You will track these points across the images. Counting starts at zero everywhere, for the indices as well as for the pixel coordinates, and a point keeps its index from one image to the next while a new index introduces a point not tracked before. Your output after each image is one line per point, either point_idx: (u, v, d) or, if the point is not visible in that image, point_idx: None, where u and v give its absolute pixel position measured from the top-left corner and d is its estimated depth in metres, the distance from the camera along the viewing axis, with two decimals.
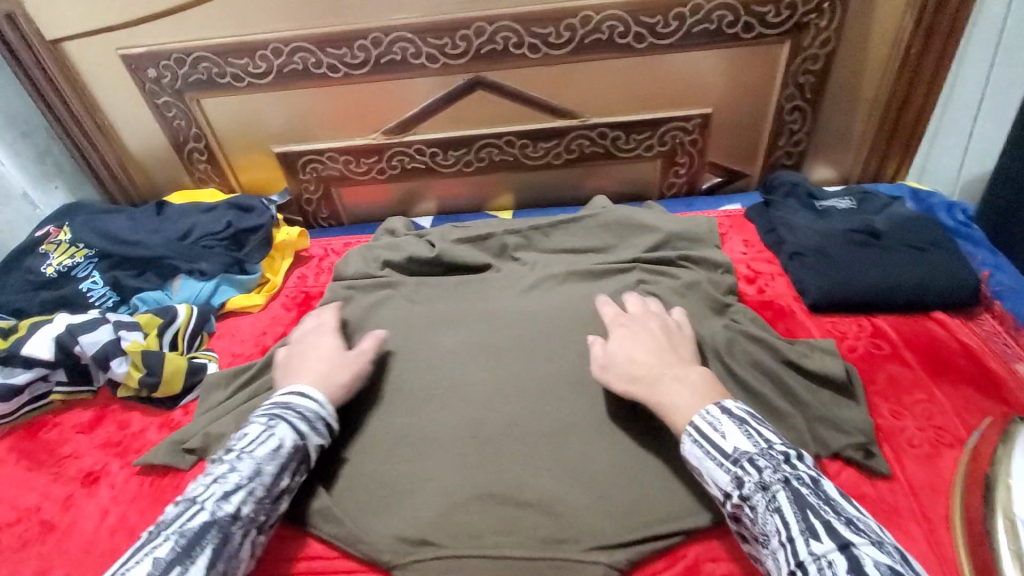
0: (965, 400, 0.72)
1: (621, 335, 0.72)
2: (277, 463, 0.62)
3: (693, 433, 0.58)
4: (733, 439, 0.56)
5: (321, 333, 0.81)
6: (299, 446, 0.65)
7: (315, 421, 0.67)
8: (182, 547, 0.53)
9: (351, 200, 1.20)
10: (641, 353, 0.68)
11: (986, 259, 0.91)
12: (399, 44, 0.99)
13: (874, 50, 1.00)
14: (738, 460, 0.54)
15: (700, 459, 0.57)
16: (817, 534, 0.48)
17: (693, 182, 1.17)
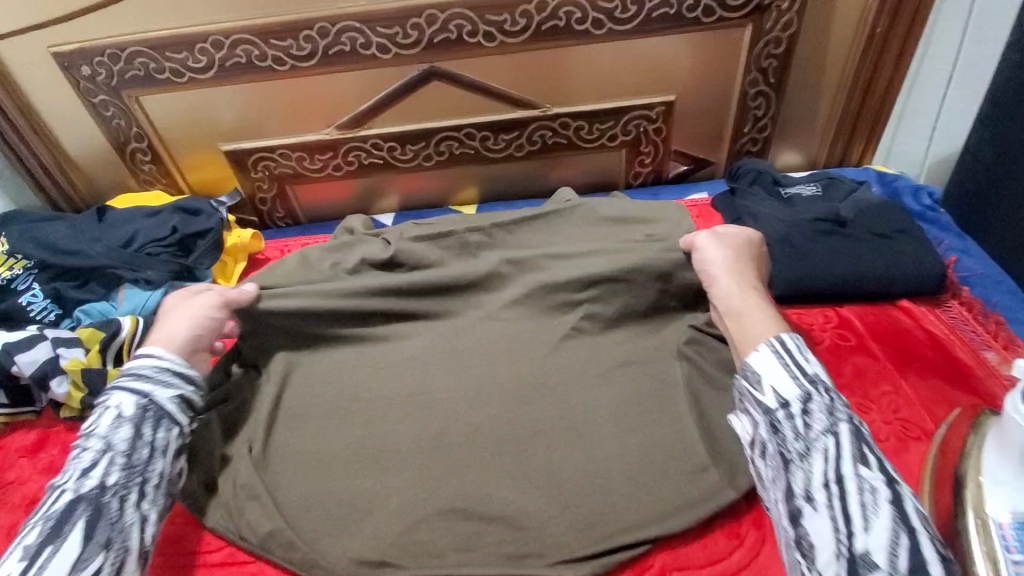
0: (931, 391, 0.71)
1: (747, 252, 0.75)
2: (125, 426, 0.61)
3: (779, 347, 0.60)
4: (815, 366, 0.59)
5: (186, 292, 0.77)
6: (150, 404, 0.64)
7: (163, 374, 0.66)
8: (48, 530, 0.53)
9: (308, 198, 1.16)
10: (750, 262, 0.74)
11: (950, 244, 0.89)
12: (348, 34, 0.94)
13: (836, 32, 0.98)
14: (813, 383, 0.57)
15: (774, 368, 0.59)
16: (867, 463, 0.52)
17: (659, 170, 1.14)
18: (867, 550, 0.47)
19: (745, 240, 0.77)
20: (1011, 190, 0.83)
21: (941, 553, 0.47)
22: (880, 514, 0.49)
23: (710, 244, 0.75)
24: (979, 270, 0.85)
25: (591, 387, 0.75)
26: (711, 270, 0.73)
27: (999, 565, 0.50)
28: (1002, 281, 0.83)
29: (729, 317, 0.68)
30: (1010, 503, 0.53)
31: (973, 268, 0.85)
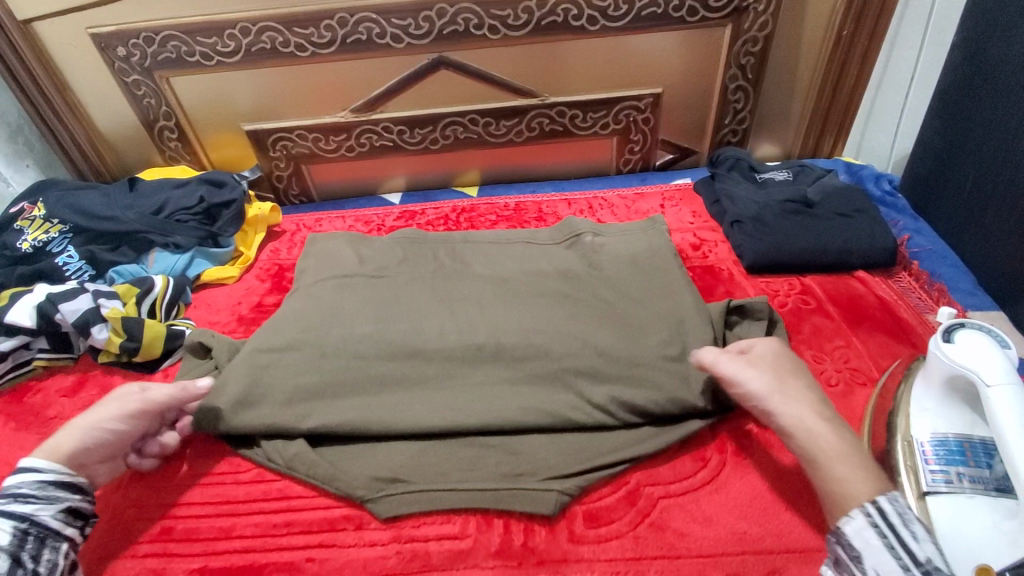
0: (878, 345, 0.81)
1: (774, 367, 0.64)
2: (4, 556, 0.56)
3: (873, 516, 0.52)
4: (927, 547, 0.50)
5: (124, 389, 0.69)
6: (28, 524, 0.59)
7: (28, 493, 0.60)
8: None
9: (322, 176, 1.25)
10: (801, 380, 0.63)
11: (905, 224, 1.00)
12: (365, 25, 1.03)
13: (808, 32, 1.08)
14: (928, 569, 0.49)
15: (870, 543, 0.51)
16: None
17: (647, 158, 1.24)
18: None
19: (774, 361, 0.65)
20: (957, 175, 0.94)
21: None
22: None
23: (748, 375, 0.64)
24: (928, 247, 0.95)
25: None
26: (759, 404, 0.62)
27: (920, 474, 0.61)
28: (947, 257, 0.94)
29: (805, 467, 0.59)
30: (931, 424, 0.64)
31: (922, 245, 0.96)
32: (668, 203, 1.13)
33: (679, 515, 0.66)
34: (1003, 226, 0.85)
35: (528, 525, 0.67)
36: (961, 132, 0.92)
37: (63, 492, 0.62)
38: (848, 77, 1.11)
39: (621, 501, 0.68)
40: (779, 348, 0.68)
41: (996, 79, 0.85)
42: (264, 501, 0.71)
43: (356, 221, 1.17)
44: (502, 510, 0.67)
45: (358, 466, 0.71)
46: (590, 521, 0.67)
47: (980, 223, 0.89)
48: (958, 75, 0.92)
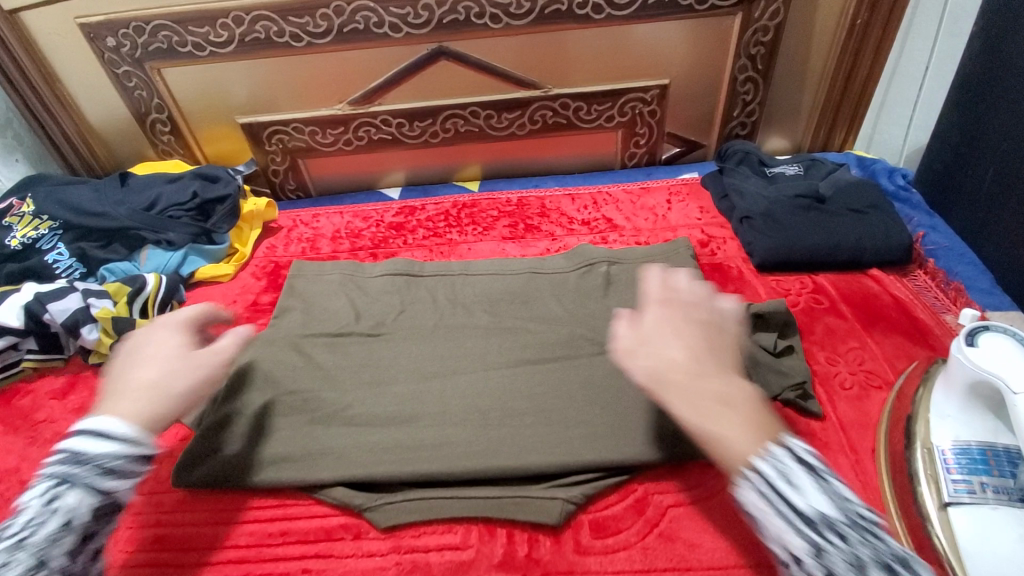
0: (894, 347, 0.78)
1: (658, 319, 0.52)
2: (65, 544, 0.47)
3: (756, 479, 0.42)
4: (813, 497, 0.40)
5: (166, 330, 0.62)
6: (105, 507, 0.50)
7: (120, 467, 0.50)
8: None
9: (319, 171, 1.22)
10: (679, 329, 0.51)
11: (920, 221, 0.97)
12: (362, 13, 1.00)
13: (821, 21, 1.04)
14: (820, 526, 0.39)
15: (759, 510, 0.41)
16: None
17: (653, 152, 1.21)
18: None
19: (653, 312, 0.53)
20: (974, 169, 0.91)
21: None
22: None
23: (629, 332, 0.52)
24: (943, 244, 0.93)
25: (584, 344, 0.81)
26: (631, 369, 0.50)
27: (942, 484, 0.59)
28: (963, 254, 0.91)
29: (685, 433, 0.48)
30: (952, 431, 0.61)
31: (938, 242, 0.93)
32: (674, 199, 1.10)
33: (689, 525, 0.64)
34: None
35: (532, 535, 0.65)
36: (980, 125, 0.89)
37: (145, 458, 0.52)
38: (862, 68, 1.08)
39: (628, 510, 0.66)
40: (655, 292, 0.55)
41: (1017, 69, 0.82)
42: (260, 509, 0.69)
43: (354, 217, 1.14)
44: (505, 519, 0.65)
45: (356, 473, 0.68)
46: (596, 530, 0.64)
47: (998, 220, 0.87)
48: (976, 65, 0.89)
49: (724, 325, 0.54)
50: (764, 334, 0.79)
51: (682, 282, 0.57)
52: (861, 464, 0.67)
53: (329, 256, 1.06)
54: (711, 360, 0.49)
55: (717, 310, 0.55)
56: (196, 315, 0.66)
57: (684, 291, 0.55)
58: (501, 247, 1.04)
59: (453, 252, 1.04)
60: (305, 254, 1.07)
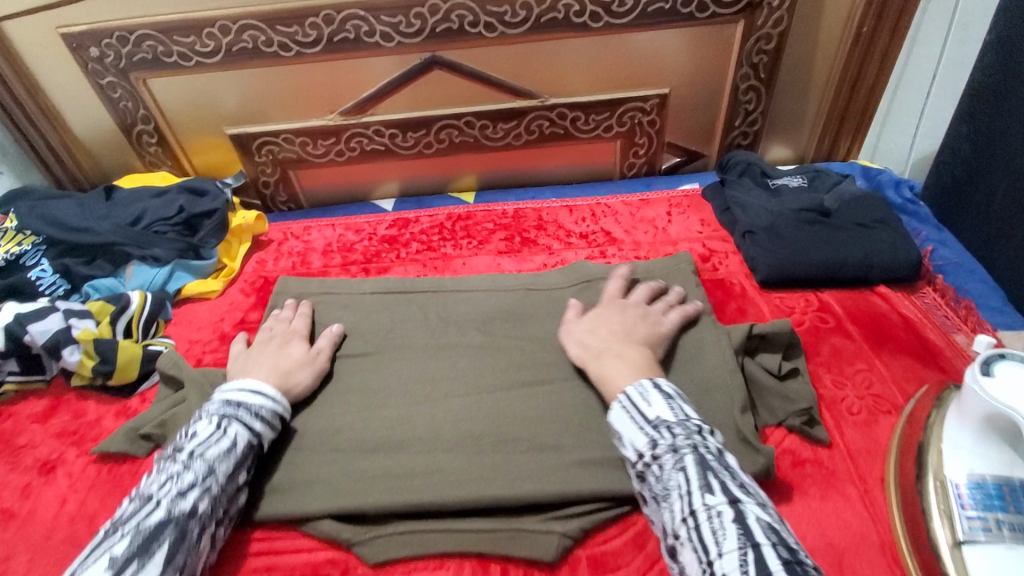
0: (903, 369, 0.75)
1: (599, 309, 0.77)
2: (230, 461, 0.61)
3: (623, 400, 0.61)
4: (658, 408, 0.59)
5: (288, 337, 0.80)
6: (253, 444, 0.65)
7: (266, 414, 0.67)
8: (138, 545, 0.51)
9: (311, 182, 1.19)
10: (610, 312, 0.76)
11: (928, 235, 0.94)
12: (353, 22, 0.97)
13: (825, 29, 1.01)
14: (658, 425, 0.58)
15: (622, 421, 0.60)
16: (712, 489, 0.51)
17: (652, 162, 1.18)
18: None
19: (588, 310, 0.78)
20: (985, 182, 0.88)
21: (788, 557, 0.46)
22: (729, 537, 0.48)
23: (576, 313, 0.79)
24: (953, 259, 0.90)
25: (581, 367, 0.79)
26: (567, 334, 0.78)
27: (955, 520, 0.55)
28: (974, 270, 0.88)
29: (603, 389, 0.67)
30: (966, 464, 0.58)
31: (947, 258, 0.90)
32: (675, 211, 1.07)
33: None
34: None
35: (528, 572, 0.62)
36: (992, 135, 0.86)
37: (285, 408, 0.70)
38: (867, 77, 1.05)
39: (628, 545, 0.63)
40: (609, 294, 0.80)
41: None
42: (242, 544, 0.66)
43: (346, 230, 1.11)
44: (500, 554, 0.63)
45: (344, 505, 0.66)
46: (595, 567, 0.62)
47: (1011, 236, 0.84)
48: (988, 75, 0.86)
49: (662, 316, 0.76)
50: (768, 355, 0.76)
51: (638, 291, 0.80)
52: (870, 495, 0.64)
53: (320, 271, 1.03)
54: (629, 334, 0.72)
55: (653, 304, 0.78)
56: (308, 325, 0.85)
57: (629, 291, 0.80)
58: (497, 261, 1.01)
59: (448, 266, 1.01)
60: (296, 269, 1.04)
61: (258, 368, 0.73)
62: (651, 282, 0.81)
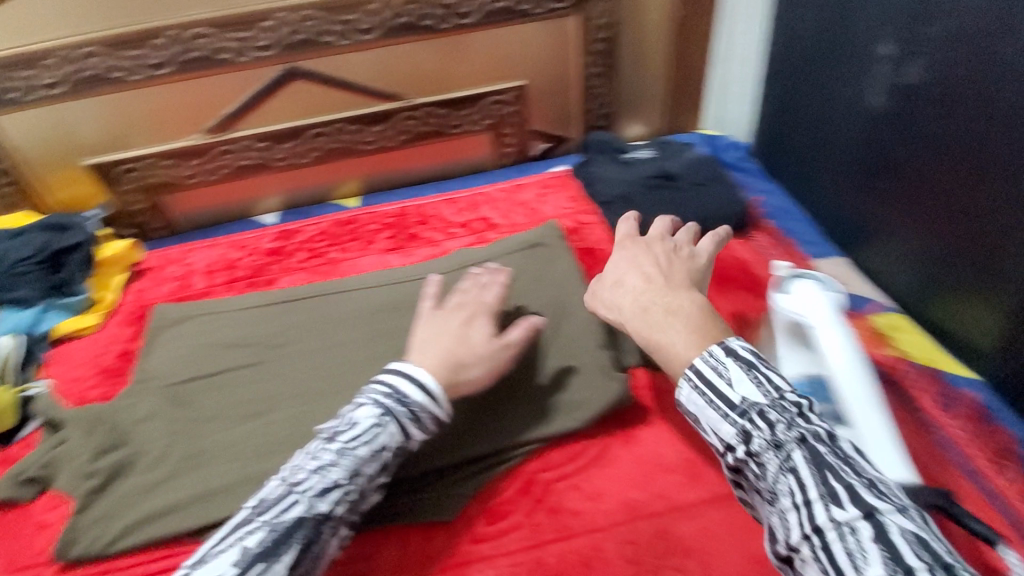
0: (740, 302, 0.87)
1: (621, 257, 0.69)
2: (376, 463, 0.60)
3: (693, 378, 0.51)
4: (742, 388, 0.49)
5: (468, 314, 0.71)
6: (402, 445, 0.62)
7: (424, 417, 0.62)
8: (268, 544, 0.52)
9: (189, 205, 1.16)
10: (628, 262, 0.68)
11: (757, 187, 1.08)
12: (200, 40, 0.98)
13: (649, 16, 1.14)
14: (748, 411, 0.47)
15: (698, 404, 0.50)
16: (839, 500, 0.42)
17: (523, 150, 1.26)
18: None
19: (462, 323, 0.70)
20: (794, 137, 1.02)
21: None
22: (870, 560, 0.39)
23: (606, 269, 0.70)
24: (779, 205, 1.04)
25: None
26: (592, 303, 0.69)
27: None
28: (794, 212, 1.03)
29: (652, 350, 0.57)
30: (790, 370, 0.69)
31: (773, 204, 1.04)
32: (547, 192, 1.16)
33: (573, 495, 0.68)
34: (836, 179, 0.94)
35: (427, 534, 0.66)
36: (791, 95, 1.00)
37: (443, 405, 0.63)
38: (691, 56, 1.19)
39: (516, 493, 0.69)
40: (628, 244, 0.71)
41: (812, 47, 0.93)
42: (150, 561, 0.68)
43: (230, 248, 1.10)
44: (401, 523, 0.67)
45: None
46: (488, 517, 0.67)
47: (820, 180, 0.98)
48: (780, 45, 1.00)
49: (693, 256, 0.68)
50: None
51: (656, 226, 0.74)
52: None
53: (204, 292, 1.02)
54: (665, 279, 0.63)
55: (671, 243, 0.70)
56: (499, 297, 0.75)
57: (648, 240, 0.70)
58: (383, 259, 1.05)
59: (335, 270, 1.03)
60: (180, 293, 1.02)
61: (433, 355, 0.65)
62: (628, 216, 0.77)
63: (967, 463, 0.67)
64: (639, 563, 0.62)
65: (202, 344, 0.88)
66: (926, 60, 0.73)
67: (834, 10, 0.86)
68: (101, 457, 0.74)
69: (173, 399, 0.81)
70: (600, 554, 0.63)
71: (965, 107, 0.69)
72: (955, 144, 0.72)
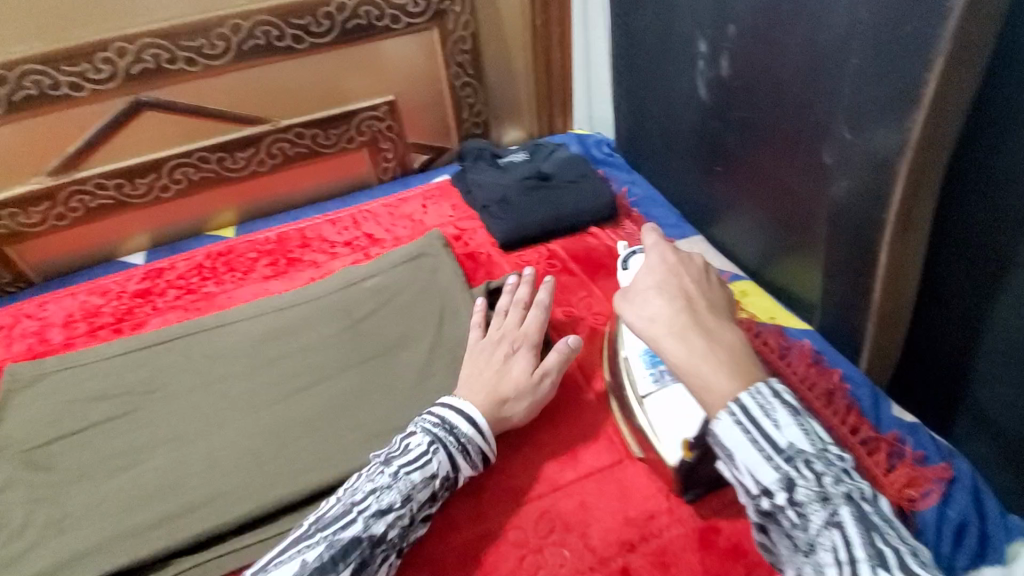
0: (613, 288, 0.93)
1: (659, 267, 0.58)
2: (427, 490, 0.63)
3: (736, 413, 0.46)
4: (789, 433, 0.45)
5: (522, 344, 0.76)
6: (451, 475, 0.65)
7: (472, 448, 0.66)
8: (332, 556, 0.55)
9: (39, 255, 1.07)
10: (675, 277, 0.56)
11: (622, 178, 1.15)
12: (30, 78, 0.91)
13: (507, 26, 1.19)
14: (793, 457, 0.44)
15: (737, 440, 0.45)
16: (889, 565, 0.40)
17: (404, 163, 1.26)
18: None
19: (503, 357, 0.74)
20: (644, 131, 1.10)
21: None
22: None
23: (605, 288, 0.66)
24: (643, 193, 1.12)
25: (354, 363, 0.84)
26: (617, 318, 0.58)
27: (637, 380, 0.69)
28: (657, 198, 1.11)
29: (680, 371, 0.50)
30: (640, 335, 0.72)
31: (638, 193, 1.12)
32: (430, 203, 1.17)
33: (461, 493, 0.70)
34: (683, 164, 1.02)
35: None
36: (636, 91, 1.07)
37: (490, 444, 0.68)
38: (554, 61, 1.25)
39: None
40: (657, 253, 0.59)
41: (642, 48, 1.00)
42: None
43: (91, 294, 1.03)
44: None
45: (121, 563, 0.65)
46: None
47: (671, 168, 1.06)
48: (619, 46, 1.06)
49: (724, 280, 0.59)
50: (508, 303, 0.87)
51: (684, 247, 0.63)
52: (592, 392, 0.80)
53: (64, 345, 0.95)
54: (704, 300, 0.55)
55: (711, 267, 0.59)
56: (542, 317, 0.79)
57: (686, 256, 0.59)
58: (264, 286, 1.02)
59: (212, 305, 0.99)
60: (34, 350, 0.94)
61: (479, 391, 0.70)
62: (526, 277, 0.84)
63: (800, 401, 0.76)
64: (525, 544, 0.66)
65: (64, 401, 0.82)
66: (730, 54, 0.81)
67: (655, 15, 0.93)
68: None
69: (30, 465, 0.75)
70: (489, 542, 0.66)
71: (766, 93, 0.78)
72: (765, 125, 0.80)
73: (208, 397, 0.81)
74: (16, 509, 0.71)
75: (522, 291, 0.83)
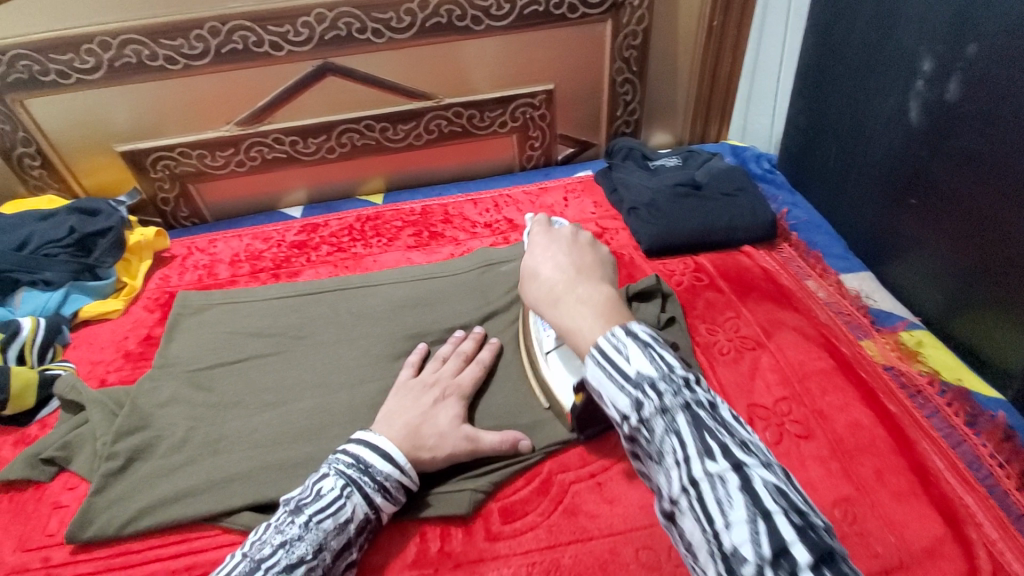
0: (765, 312, 0.86)
1: (540, 249, 0.62)
2: (343, 536, 0.58)
3: (594, 356, 0.44)
4: (636, 362, 0.42)
5: (447, 395, 0.72)
6: (370, 516, 0.61)
7: (390, 486, 0.62)
8: None
9: (214, 195, 1.18)
10: (555, 254, 0.61)
11: (783, 199, 1.09)
12: (239, 33, 0.99)
13: (682, 24, 1.14)
14: (640, 382, 0.41)
15: (597, 380, 0.44)
16: (713, 453, 0.38)
17: (549, 154, 1.26)
18: (733, 553, 0.35)
19: (432, 400, 0.70)
20: (820, 149, 1.02)
21: (801, 522, 0.35)
22: (736, 505, 0.36)
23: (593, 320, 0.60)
24: (804, 218, 1.05)
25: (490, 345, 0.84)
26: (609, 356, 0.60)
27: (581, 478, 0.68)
28: (821, 226, 1.03)
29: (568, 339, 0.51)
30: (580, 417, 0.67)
31: (799, 217, 1.05)
32: (571, 196, 1.16)
33: (590, 498, 0.68)
34: (863, 194, 0.93)
35: (444, 529, 0.66)
36: (820, 109, 1.00)
37: (411, 478, 0.64)
38: (724, 65, 1.18)
39: (534, 492, 0.69)
40: (537, 238, 0.65)
41: (842, 61, 0.93)
42: (161, 546, 0.68)
43: (254, 239, 1.11)
44: (416, 518, 0.66)
45: (263, 495, 0.69)
46: (504, 516, 0.67)
47: (847, 194, 0.97)
48: (811, 56, 1.00)
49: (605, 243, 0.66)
50: (647, 308, 0.84)
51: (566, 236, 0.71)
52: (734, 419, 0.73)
53: (228, 281, 1.03)
54: (581, 267, 0.58)
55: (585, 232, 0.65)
56: (473, 380, 0.75)
57: (560, 233, 0.64)
58: (407, 255, 1.05)
59: (359, 265, 1.04)
60: (202, 282, 1.03)
61: (401, 421, 0.66)
62: (476, 332, 0.81)
63: (989, 479, 0.68)
64: (656, 568, 0.61)
65: (225, 332, 0.88)
66: (963, 74, 0.72)
67: (869, 25, 0.86)
68: (120, 440, 0.74)
69: (194, 385, 0.81)
70: (617, 558, 0.63)
71: (1005, 122, 0.68)
72: (990, 162, 0.71)
73: (351, 352, 0.85)
74: (179, 423, 0.77)
75: (471, 346, 0.79)
